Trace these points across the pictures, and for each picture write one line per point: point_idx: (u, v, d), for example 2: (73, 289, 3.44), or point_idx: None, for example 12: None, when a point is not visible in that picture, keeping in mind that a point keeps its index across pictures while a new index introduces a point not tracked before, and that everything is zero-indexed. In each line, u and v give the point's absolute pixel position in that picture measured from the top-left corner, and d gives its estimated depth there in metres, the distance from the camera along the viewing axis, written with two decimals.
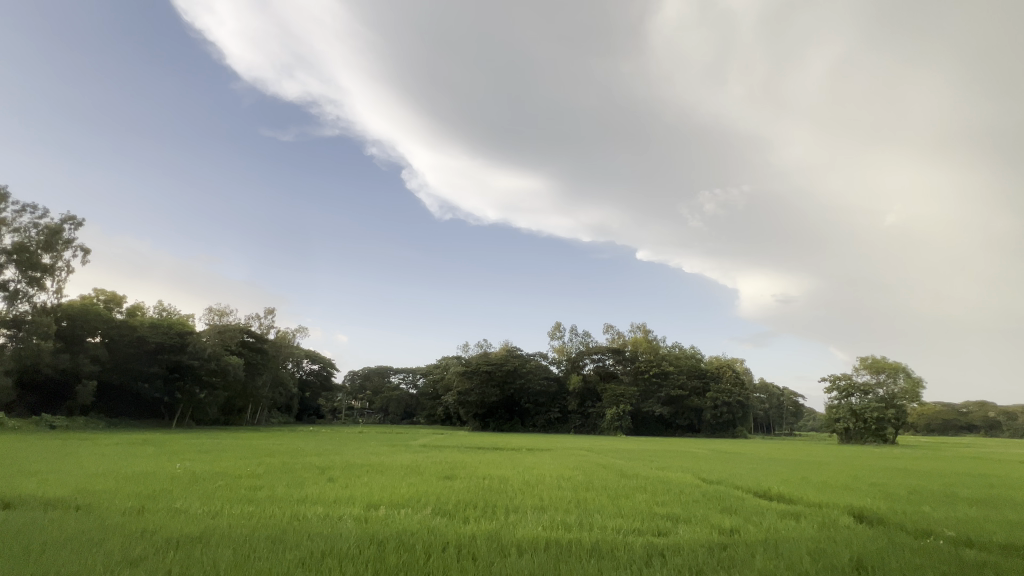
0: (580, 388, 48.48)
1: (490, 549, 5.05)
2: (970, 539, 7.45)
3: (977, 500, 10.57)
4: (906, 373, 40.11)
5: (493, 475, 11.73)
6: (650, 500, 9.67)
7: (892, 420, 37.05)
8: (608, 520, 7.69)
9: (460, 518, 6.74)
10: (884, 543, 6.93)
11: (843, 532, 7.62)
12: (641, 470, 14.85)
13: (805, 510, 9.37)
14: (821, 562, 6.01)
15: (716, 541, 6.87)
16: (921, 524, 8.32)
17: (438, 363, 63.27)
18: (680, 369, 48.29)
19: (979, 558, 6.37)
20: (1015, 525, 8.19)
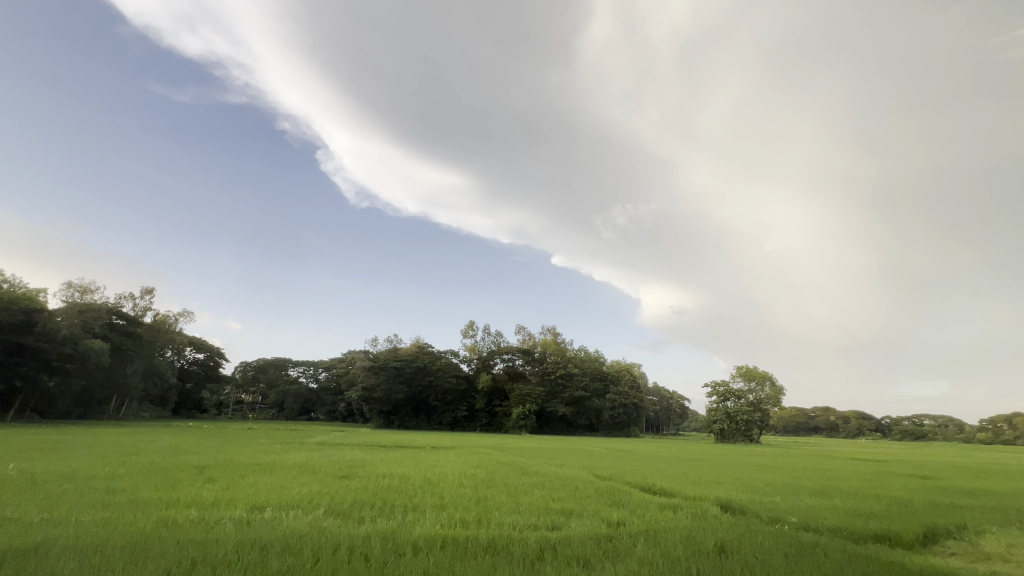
0: (488, 387, 49.00)
1: (385, 549, 4.96)
2: (808, 523, 8.77)
3: (817, 491, 12.42)
4: (771, 381, 45.92)
5: (394, 473, 11.48)
6: (547, 496, 10.08)
7: (758, 422, 42.22)
8: (505, 516, 7.88)
9: (355, 518, 6.51)
10: (743, 530, 7.90)
11: (711, 521, 8.56)
12: (541, 467, 15.41)
13: (682, 503, 10.36)
14: (691, 549, 6.71)
15: (604, 533, 7.36)
16: (772, 512, 9.61)
17: (344, 356, 60.30)
18: (584, 371, 50.83)
19: (812, 540, 7.52)
20: (840, 511, 9.78)
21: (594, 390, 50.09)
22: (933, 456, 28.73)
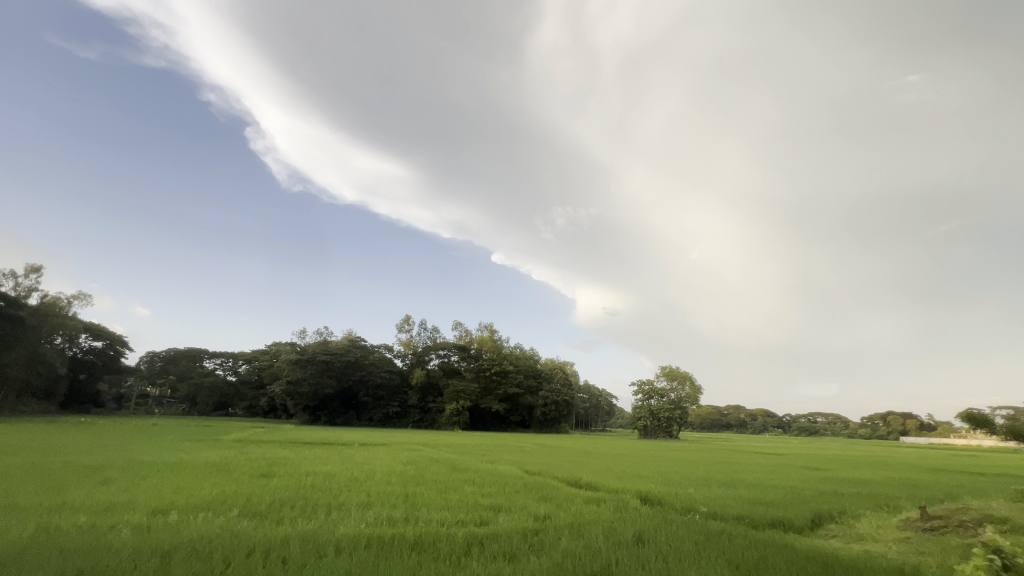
0: (422, 383, 48.29)
1: (306, 551, 4.76)
2: (716, 512, 9.52)
3: (726, 482, 13.48)
4: (691, 381, 49.21)
5: (318, 471, 11.01)
6: (477, 492, 10.13)
7: (678, 419, 45.01)
8: (434, 513, 7.82)
9: (273, 519, 6.18)
10: (659, 520, 8.42)
11: (631, 513, 9.05)
12: (472, 463, 15.46)
13: (605, 496, 10.84)
14: (611, 539, 7.06)
15: (530, 527, 7.52)
16: (685, 503, 10.33)
17: (267, 348, 56.77)
18: (519, 369, 51.60)
19: (719, 527, 8.18)
20: (744, 500, 10.70)
21: (528, 387, 50.90)
22: (823, 450, 32.19)
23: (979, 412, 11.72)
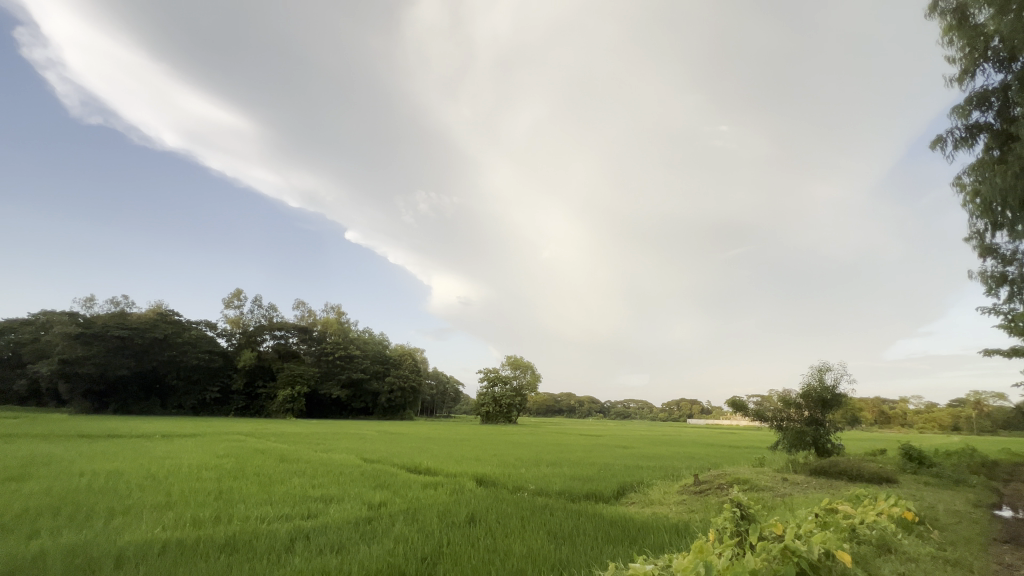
0: (251, 366, 43.04)
1: (72, 569, 3.89)
2: (542, 490, 10.47)
3: (553, 462, 14.91)
4: (533, 370, 53.11)
5: (99, 469, 9.05)
6: (306, 484, 9.45)
7: (518, 405, 48.07)
8: (253, 509, 7.08)
9: (24, 533, 4.91)
10: (491, 500, 8.94)
11: (466, 494, 9.44)
12: (304, 453, 14.37)
13: (443, 480, 11.08)
14: (444, 521, 7.28)
15: (363, 516, 7.30)
16: (516, 482, 11.16)
17: (31, 317, 44.29)
18: (366, 354, 49.50)
19: (542, 502, 9.04)
20: (565, 477, 11.99)
21: (374, 373, 49.08)
22: (632, 431, 37.72)
23: (739, 398, 15.08)
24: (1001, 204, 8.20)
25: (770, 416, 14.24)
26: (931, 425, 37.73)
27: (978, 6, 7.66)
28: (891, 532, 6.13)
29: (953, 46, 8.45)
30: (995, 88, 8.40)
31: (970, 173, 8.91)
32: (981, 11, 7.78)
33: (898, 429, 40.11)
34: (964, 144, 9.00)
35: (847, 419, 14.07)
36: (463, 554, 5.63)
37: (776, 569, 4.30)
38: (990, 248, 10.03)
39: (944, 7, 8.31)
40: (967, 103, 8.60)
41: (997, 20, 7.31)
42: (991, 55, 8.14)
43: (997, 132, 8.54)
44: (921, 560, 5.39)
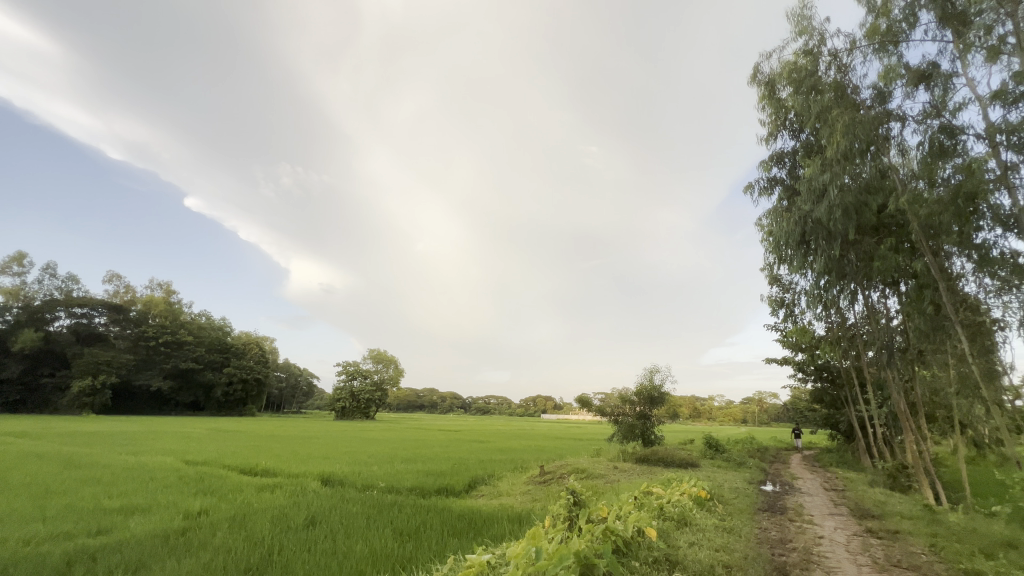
0: (34, 350, 34.28)
1: None
2: (392, 486, 10.23)
3: (408, 458, 14.68)
4: (396, 365, 51.60)
5: None
6: (101, 494, 7.83)
7: (376, 400, 46.25)
8: (16, 530, 5.64)
9: None
10: (336, 500, 8.44)
11: (308, 496, 8.76)
12: (100, 457, 11.85)
13: (283, 481, 10.13)
14: (279, 526, 6.65)
15: (176, 527, 6.32)
16: (366, 480, 10.70)
17: None
18: (199, 341, 42.98)
19: (392, 499, 8.83)
20: (418, 473, 11.86)
21: (209, 362, 42.85)
22: (490, 425, 39.06)
23: (586, 395, 16.55)
24: (785, 244, 10.33)
25: (611, 411, 15.98)
26: (728, 418, 46.08)
27: (781, 84, 9.57)
28: (689, 508, 7.33)
29: (764, 111, 10.42)
30: (787, 151, 10.57)
31: (769, 216, 11.07)
32: (783, 88, 9.72)
33: (704, 421, 48.13)
34: (766, 192, 11.16)
35: (668, 414, 16.41)
36: (295, 560, 5.20)
37: (597, 546, 4.81)
38: (776, 277, 12.58)
39: (760, 79, 10.16)
40: (770, 160, 10.66)
41: (793, 97, 9.21)
42: (788, 124, 10.24)
43: (787, 186, 10.77)
44: (707, 529, 6.53)
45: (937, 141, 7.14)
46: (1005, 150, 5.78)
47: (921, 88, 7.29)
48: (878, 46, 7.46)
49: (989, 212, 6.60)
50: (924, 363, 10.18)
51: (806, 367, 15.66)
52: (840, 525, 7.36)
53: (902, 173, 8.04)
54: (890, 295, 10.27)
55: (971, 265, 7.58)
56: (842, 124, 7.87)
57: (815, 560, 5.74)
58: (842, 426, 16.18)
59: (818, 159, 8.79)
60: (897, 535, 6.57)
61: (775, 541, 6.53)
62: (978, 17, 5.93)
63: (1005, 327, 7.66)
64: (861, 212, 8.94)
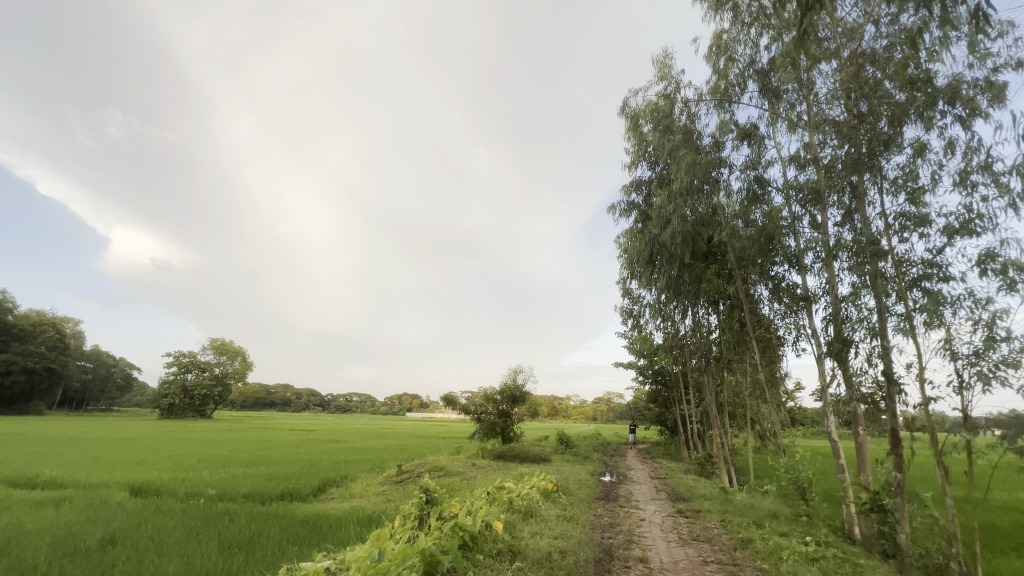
0: None
1: None
2: (225, 494, 9.08)
3: (248, 461, 13.17)
4: (243, 357, 46.02)
5: None
6: None
7: (214, 397, 40.59)
8: None
9: None
10: (148, 513, 7.21)
11: (110, 510, 7.34)
12: None
13: (75, 495, 8.32)
14: (63, 549, 5.45)
15: None
16: (191, 488, 9.32)
17: None
18: None
19: (222, 508, 7.83)
20: (259, 478, 10.69)
21: None
22: (347, 424, 37.05)
23: (451, 394, 16.61)
24: (636, 262, 11.63)
25: (474, 409, 16.30)
26: (581, 417, 50.20)
27: (643, 120, 10.82)
28: (536, 500, 7.84)
29: (629, 142, 11.65)
30: (645, 180, 11.95)
31: (626, 236, 12.38)
32: (645, 124, 10.96)
33: (560, 419, 51.66)
34: (625, 214, 12.47)
35: (527, 413, 17.31)
36: None
37: (443, 543, 4.84)
38: (628, 291, 14.11)
39: (628, 112, 11.31)
40: (631, 185, 11.93)
41: (652, 133, 10.45)
42: (646, 156, 11.60)
43: (642, 211, 12.16)
44: (549, 519, 7.00)
45: (751, 189, 8.69)
46: (795, 203, 7.28)
47: (744, 143, 8.82)
48: (717, 102, 8.86)
49: (782, 250, 8.23)
50: (730, 370, 12.32)
51: (646, 371, 17.78)
52: (658, 508, 8.52)
53: (727, 211, 9.63)
54: (711, 313, 12.19)
55: (766, 292, 9.37)
56: (687, 163, 9.15)
57: (635, 540, 6.53)
58: (669, 422, 18.72)
59: (667, 190, 10.10)
60: (699, 514, 7.83)
61: (606, 526, 7.30)
62: (786, 94, 7.39)
63: (785, 343, 9.62)
64: (696, 240, 10.47)
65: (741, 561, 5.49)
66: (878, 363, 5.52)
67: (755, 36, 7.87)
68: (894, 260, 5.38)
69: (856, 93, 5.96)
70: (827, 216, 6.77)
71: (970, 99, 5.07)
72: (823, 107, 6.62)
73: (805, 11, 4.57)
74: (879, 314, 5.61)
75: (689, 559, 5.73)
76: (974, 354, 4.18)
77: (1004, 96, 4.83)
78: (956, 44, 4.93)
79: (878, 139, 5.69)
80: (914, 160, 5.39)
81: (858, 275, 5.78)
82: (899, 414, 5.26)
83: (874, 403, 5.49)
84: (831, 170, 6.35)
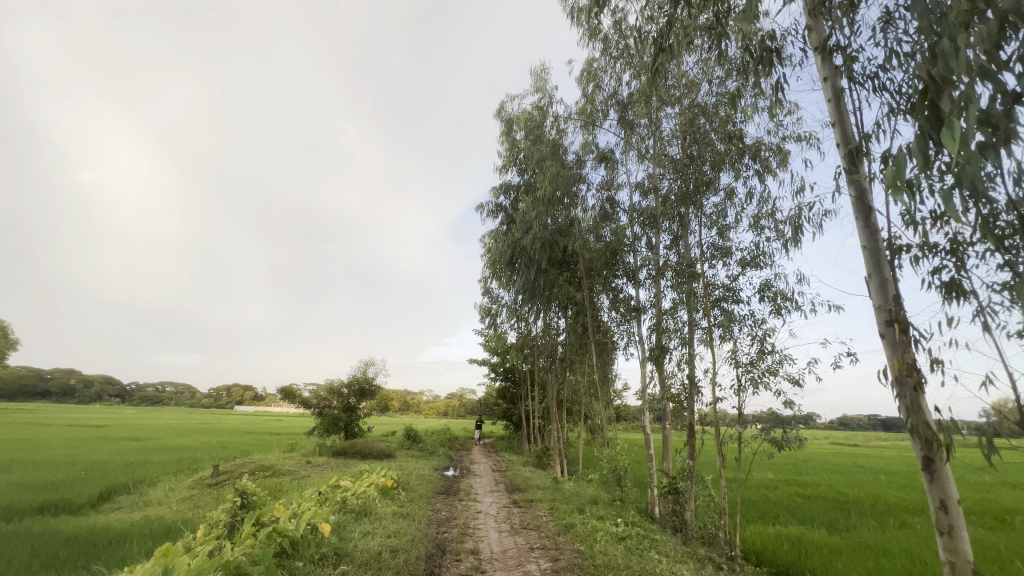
0: None
1: None
2: None
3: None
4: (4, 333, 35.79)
5: None
6: None
7: None
8: None
9: None
10: None
11: None
12: None
13: None
14: None
15: None
16: None
17: None
18: None
19: None
20: (9, 487, 8.33)
21: None
22: (154, 419, 31.20)
23: (290, 386, 15.08)
24: (498, 262, 11.96)
25: (316, 403, 15.05)
26: (432, 412, 50.15)
27: (517, 126, 11.18)
28: (372, 498, 7.49)
29: (502, 145, 11.95)
30: (513, 185, 12.36)
31: (490, 236, 12.65)
32: (518, 131, 11.34)
33: (411, 414, 50.79)
34: (492, 215, 12.74)
35: (376, 407, 16.61)
36: None
37: (255, 553, 4.27)
38: (487, 290, 14.44)
39: (504, 116, 11.58)
40: (500, 187, 12.23)
41: (524, 140, 10.84)
42: (517, 162, 12.03)
43: (507, 214, 12.57)
44: (384, 517, 6.73)
45: (604, 207, 9.56)
46: (637, 224, 8.19)
47: (601, 165, 9.69)
48: (583, 123, 9.57)
49: (623, 265, 9.20)
50: (572, 369, 13.42)
51: (498, 368, 18.44)
52: (495, 500, 8.85)
53: (582, 225, 10.45)
54: (561, 317, 13.12)
55: (607, 301, 10.38)
56: (551, 173, 9.68)
57: (469, 533, 6.65)
58: (514, 418, 19.71)
59: (531, 197, 10.57)
60: (531, 503, 8.32)
61: (443, 520, 7.32)
62: (639, 127, 8.29)
63: (618, 347, 10.77)
64: (553, 248, 11.16)
65: (562, 545, 5.95)
66: (685, 368, 6.49)
67: (619, 71, 8.69)
68: (703, 282, 6.39)
69: (689, 137, 6.94)
70: (659, 239, 7.77)
71: (766, 159, 6.31)
72: (665, 145, 7.58)
73: (659, 56, 5.15)
74: (688, 326, 6.60)
75: (517, 547, 6.01)
76: (750, 363, 5.15)
77: (787, 160, 6.10)
78: (760, 112, 6.06)
79: (702, 180, 6.72)
80: (725, 201, 6.47)
81: (678, 292, 6.72)
82: (695, 411, 6.25)
83: (680, 402, 6.42)
84: (667, 200, 7.30)
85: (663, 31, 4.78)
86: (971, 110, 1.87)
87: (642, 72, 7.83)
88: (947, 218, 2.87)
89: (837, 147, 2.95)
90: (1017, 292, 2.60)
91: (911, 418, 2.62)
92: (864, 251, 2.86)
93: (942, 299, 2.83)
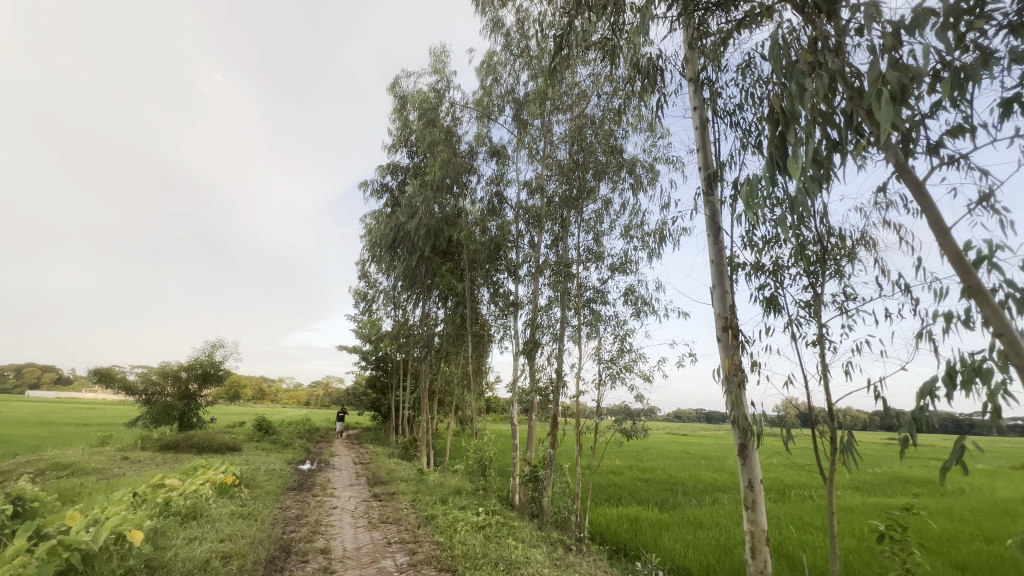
0: None
1: None
2: None
3: None
4: None
5: None
6: None
7: None
8: None
9: None
10: None
11: None
12: None
13: None
14: None
15: None
16: None
17: None
18: None
19: None
20: None
21: None
22: None
23: (108, 367, 12.52)
24: (379, 246, 11.31)
25: (142, 388, 12.72)
26: (291, 401, 46.04)
27: (410, 105, 10.63)
28: (205, 498, 6.51)
29: (393, 123, 11.31)
30: (402, 167, 11.80)
31: (372, 217, 11.93)
32: (411, 111, 10.82)
33: (267, 404, 46.03)
34: (376, 195, 12.00)
35: (222, 395, 14.64)
36: None
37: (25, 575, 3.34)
38: (365, 273, 13.63)
39: (397, 92, 10.95)
40: (388, 166, 11.58)
41: (417, 121, 10.36)
42: (407, 143, 11.51)
43: (393, 196, 11.95)
44: (218, 518, 5.89)
45: (491, 201, 9.58)
46: (521, 221, 8.35)
47: (493, 159, 9.70)
48: (478, 114, 9.45)
49: (505, 260, 9.32)
50: (446, 360, 13.28)
51: (370, 357, 17.55)
52: (353, 493, 8.35)
53: (469, 217, 10.37)
54: (440, 307, 12.92)
55: (487, 295, 10.45)
56: (442, 159, 9.40)
57: (320, 531, 6.15)
58: (383, 408, 18.96)
59: (420, 181, 10.17)
60: (393, 496, 8.03)
61: (291, 519, 6.67)
62: (532, 128, 8.46)
63: (493, 340, 10.89)
64: (437, 237, 10.91)
65: (422, 538, 5.81)
66: (554, 362, 6.78)
67: (517, 70, 8.77)
68: (577, 283, 6.75)
69: (576, 144, 7.23)
70: (541, 238, 8.01)
71: (639, 175, 6.87)
72: (554, 148, 7.82)
73: (557, 58, 5.24)
74: (560, 323, 6.91)
75: (372, 543, 5.71)
76: (610, 360, 5.56)
77: (656, 180, 6.72)
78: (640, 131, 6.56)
79: (584, 187, 7.08)
80: (602, 210, 6.90)
81: (554, 290, 6.99)
82: (560, 403, 6.56)
83: (546, 394, 6.71)
84: (551, 201, 7.55)
85: (563, 36, 4.85)
86: (807, 147, 2.16)
87: (539, 75, 8.00)
88: (773, 244, 3.36)
89: (699, 169, 3.27)
90: (815, 309, 3.14)
91: (733, 411, 2.98)
92: (711, 264, 3.21)
93: (763, 311, 3.31)
